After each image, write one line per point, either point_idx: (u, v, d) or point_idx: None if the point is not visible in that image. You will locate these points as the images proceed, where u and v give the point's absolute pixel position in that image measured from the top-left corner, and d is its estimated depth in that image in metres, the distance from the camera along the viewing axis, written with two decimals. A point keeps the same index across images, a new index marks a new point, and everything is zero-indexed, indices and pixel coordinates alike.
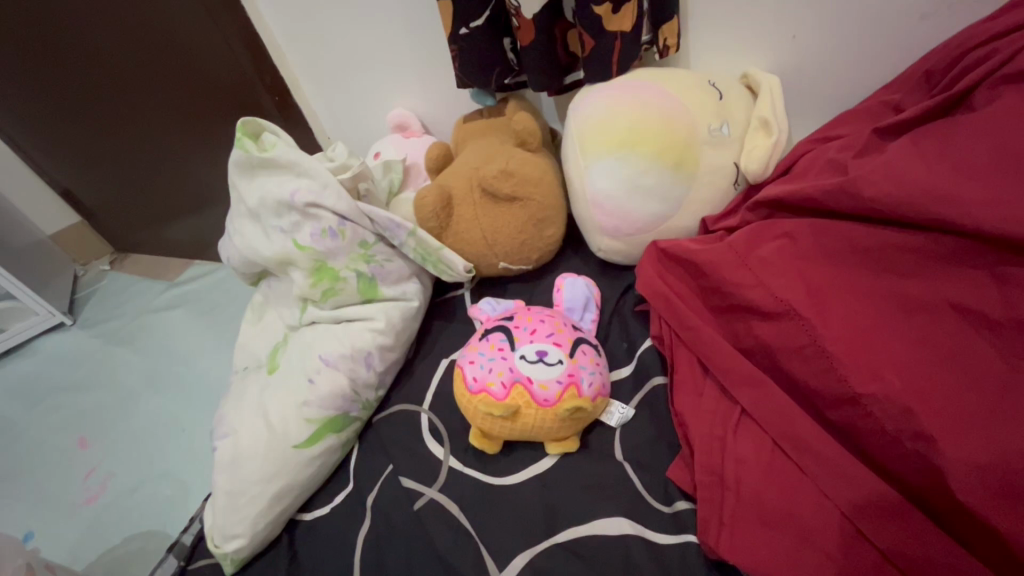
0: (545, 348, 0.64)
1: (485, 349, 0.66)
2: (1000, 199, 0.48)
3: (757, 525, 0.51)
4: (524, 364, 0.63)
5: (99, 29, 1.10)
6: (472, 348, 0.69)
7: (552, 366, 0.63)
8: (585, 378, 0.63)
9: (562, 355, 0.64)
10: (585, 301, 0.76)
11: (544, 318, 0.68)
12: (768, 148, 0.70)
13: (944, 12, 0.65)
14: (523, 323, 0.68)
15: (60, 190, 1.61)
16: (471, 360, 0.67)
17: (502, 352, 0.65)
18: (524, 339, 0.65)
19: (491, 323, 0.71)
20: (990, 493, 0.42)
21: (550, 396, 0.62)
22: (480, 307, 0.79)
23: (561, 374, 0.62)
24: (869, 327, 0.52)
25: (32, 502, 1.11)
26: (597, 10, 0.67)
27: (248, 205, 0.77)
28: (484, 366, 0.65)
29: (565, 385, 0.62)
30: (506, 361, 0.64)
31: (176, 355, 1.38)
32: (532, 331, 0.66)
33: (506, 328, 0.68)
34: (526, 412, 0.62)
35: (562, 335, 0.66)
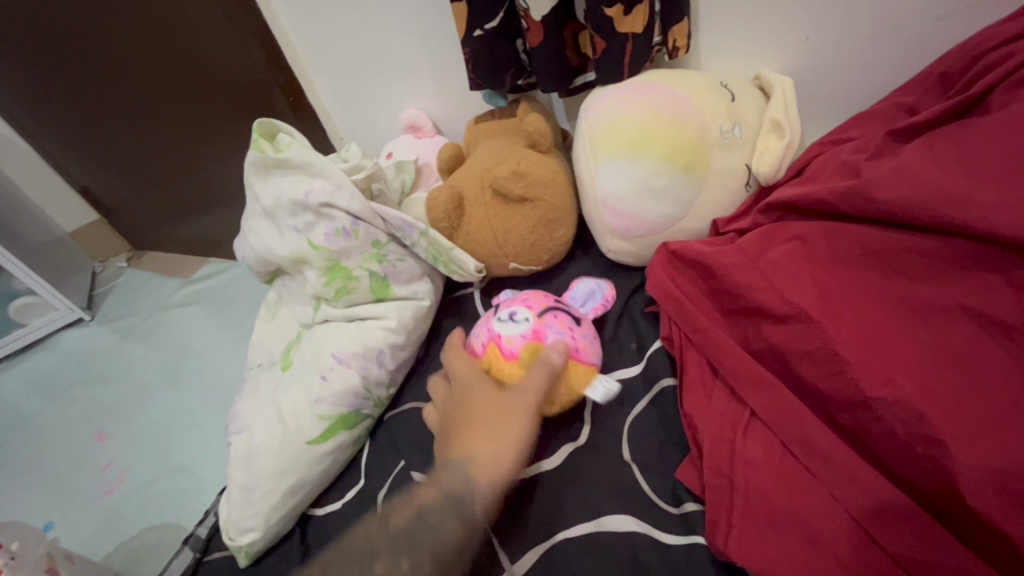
0: (516, 309, 0.69)
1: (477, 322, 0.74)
2: (1013, 203, 0.47)
3: (765, 527, 0.51)
4: (496, 324, 0.69)
5: (121, 32, 1.13)
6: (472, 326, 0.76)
7: (518, 323, 0.67)
8: (552, 335, 0.66)
9: (530, 314, 0.68)
10: (589, 294, 0.77)
11: (530, 291, 0.74)
12: (781, 150, 0.70)
13: (960, 12, 0.65)
14: (512, 296, 0.75)
15: (79, 187, 1.65)
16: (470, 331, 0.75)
17: (487, 318, 0.72)
18: (504, 305, 0.72)
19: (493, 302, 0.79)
20: (1000, 500, 0.42)
21: (515, 350, 0.66)
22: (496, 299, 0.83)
23: (525, 330, 0.67)
24: (881, 330, 0.51)
25: (54, 493, 1.15)
26: (609, 12, 0.67)
27: (263, 204, 0.78)
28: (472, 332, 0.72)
29: (528, 339, 0.66)
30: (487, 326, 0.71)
31: (190, 351, 1.40)
32: (512, 299, 0.73)
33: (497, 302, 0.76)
34: (498, 368, 0.66)
35: (537, 300, 0.71)
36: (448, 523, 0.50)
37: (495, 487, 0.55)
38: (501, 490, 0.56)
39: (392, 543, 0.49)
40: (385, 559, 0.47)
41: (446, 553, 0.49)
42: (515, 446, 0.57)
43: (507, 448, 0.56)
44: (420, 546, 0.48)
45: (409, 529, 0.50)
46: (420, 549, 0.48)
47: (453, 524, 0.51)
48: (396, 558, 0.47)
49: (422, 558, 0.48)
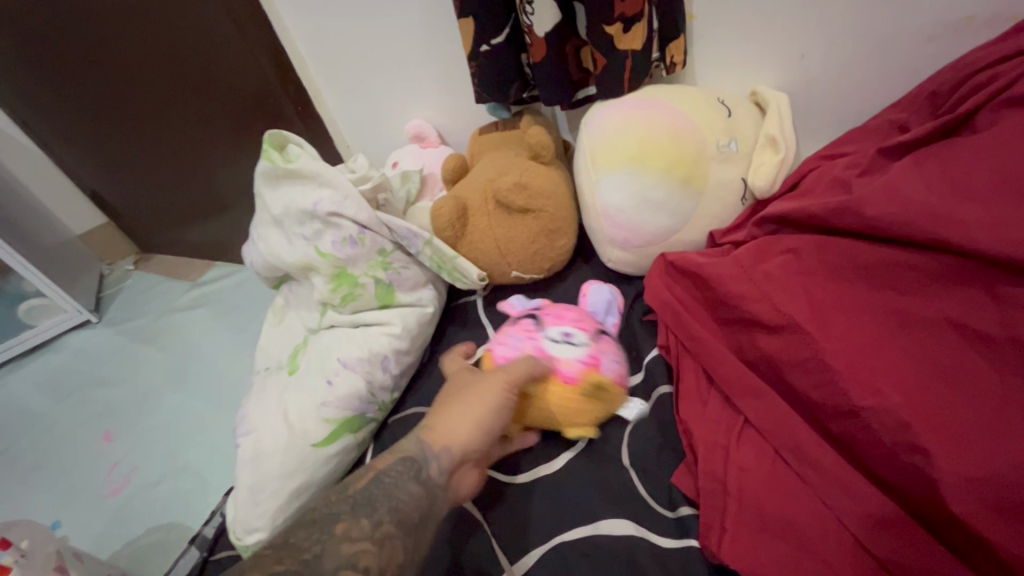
0: (570, 331, 0.68)
1: (514, 333, 0.71)
2: (996, 221, 0.49)
3: (757, 531, 0.52)
4: (550, 345, 0.67)
5: (134, 41, 1.16)
6: (501, 335, 0.72)
7: (576, 346, 0.66)
8: (608, 364, 0.66)
9: (586, 339, 0.67)
10: (609, 307, 0.78)
11: (570, 309, 0.73)
12: (776, 164, 0.72)
13: (951, 33, 0.67)
14: (552, 311, 0.73)
15: (89, 191, 1.68)
16: (501, 343, 0.71)
17: (531, 334, 0.69)
18: (553, 323, 0.70)
19: (520, 313, 0.76)
20: (981, 507, 0.44)
21: (574, 374, 0.64)
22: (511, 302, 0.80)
23: (584, 355, 0.65)
24: (870, 342, 0.53)
25: (62, 492, 1.17)
26: (609, 30, 0.70)
27: (273, 213, 0.81)
28: (514, 347, 0.69)
29: (588, 365, 0.64)
30: (533, 343, 0.68)
31: (196, 354, 1.43)
32: (559, 317, 0.71)
33: (536, 315, 0.73)
34: (548, 390, 0.64)
35: (586, 323, 0.70)
36: (404, 481, 0.53)
37: (451, 454, 0.57)
38: (461, 459, 0.58)
39: (353, 505, 0.50)
40: (348, 518, 0.48)
41: (406, 514, 0.51)
42: (474, 426, 0.59)
43: (469, 429, 0.59)
44: (377, 502, 0.51)
45: (367, 490, 0.52)
46: (378, 509, 0.50)
47: (410, 482, 0.54)
48: (357, 516, 0.49)
49: (381, 518, 0.49)
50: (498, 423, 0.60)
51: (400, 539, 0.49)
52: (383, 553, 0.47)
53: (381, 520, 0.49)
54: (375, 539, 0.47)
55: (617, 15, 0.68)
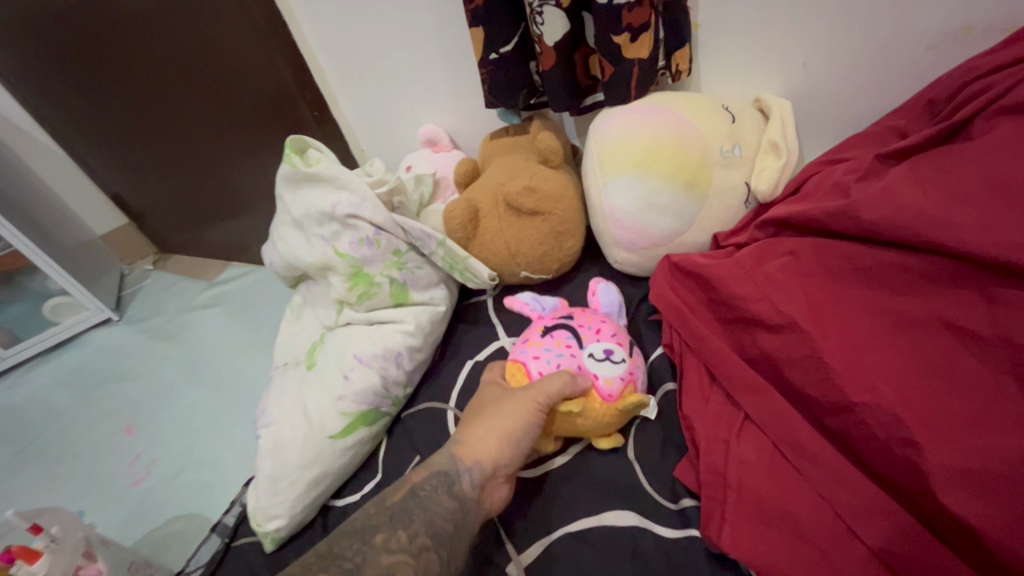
0: (611, 347, 0.69)
1: (551, 345, 0.70)
2: (987, 225, 0.51)
3: (755, 521, 0.55)
4: (591, 362, 0.67)
5: (158, 48, 1.21)
6: (533, 345, 0.71)
7: (618, 364, 0.67)
8: (640, 379, 0.69)
9: (625, 355, 0.69)
10: (620, 308, 0.81)
11: (603, 320, 0.74)
12: (778, 169, 0.74)
13: (951, 42, 0.69)
14: (585, 322, 0.73)
15: (110, 193, 1.73)
16: (536, 355, 0.69)
17: (571, 348, 0.69)
18: (591, 338, 0.70)
19: (551, 320, 0.75)
20: (968, 497, 0.46)
21: (616, 393, 0.66)
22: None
23: (625, 373, 0.67)
24: (865, 340, 0.55)
25: (86, 483, 1.22)
26: (617, 40, 0.72)
27: (293, 214, 0.84)
28: (552, 361, 0.68)
29: (627, 383, 0.67)
30: (574, 358, 0.68)
31: (213, 351, 1.47)
32: (597, 331, 0.71)
33: (570, 326, 0.72)
34: (590, 408, 0.65)
35: (622, 336, 0.72)
36: (438, 495, 0.57)
37: (482, 468, 0.59)
38: (492, 472, 0.60)
39: (390, 517, 0.54)
40: (386, 530, 0.52)
41: (440, 526, 0.54)
42: (505, 443, 0.61)
43: (501, 446, 0.61)
44: (413, 515, 0.54)
45: (403, 503, 0.56)
46: (414, 521, 0.53)
47: (444, 495, 0.57)
48: (395, 528, 0.52)
49: (416, 530, 0.53)
50: (529, 439, 0.62)
51: (435, 551, 0.52)
52: (420, 564, 0.50)
53: (416, 532, 0.52)
54: (412, 551, 0.50)
55: (624, 25, 0.71)
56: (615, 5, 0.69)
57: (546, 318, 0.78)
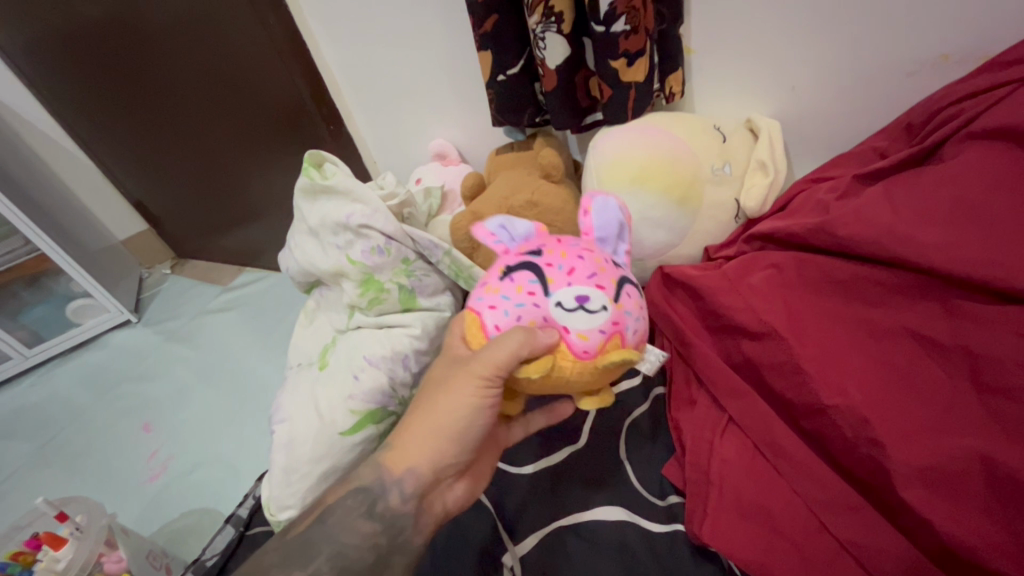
0: (586, 292, 0.55)
1: (510, 291, 0.56)
2: (950, 243, 0.55)
3: (735, 516, 0.59)
4: (560, 312, 0.54)
5: (185, 65, 1.28)
6: (491, 291, 0.58)
7: (595, 313, 0.54)
8: (630, 324, 0.56)
9: (605, 300, 0.55)
10: (617, 229, 0.64)
11: (581, 254, 0.58)
12: (766, 186, 0.79)
13: (928, 70, 0.73)
14: (555, 259, 0.58)
15: (133, 200, 1.81)
16: (492, 304, 0.57)
17: (534, 296, 0.55)
18: (560, 281, 0.56)
19: (514, 257, 0.60)
20: (925, 492, 0.50)
21: (591, 349, 0.54)
22: (492, 232, 0.65)
23: (605, 323, 0.54)
24: (839, 348, 0.60)
25: (104, 478, 1.28)
26: (614, 64, 0.78)
27: (310, 224, 0.90)
28: (511, 313, 0.56)
29: (609, 335, 0.55)
30: (539, 308, 0.55)
31: (227, 354, 1.53)
32: (569, 271, 0.56)
33: (534, 265, 0.57)
34: (560, 369, 0.55)
35: (604, 275, 0.57)
36: (351, 519, 0.59)
37: (409, 479, 0.60)
38: (426, 478, 0.60)
39: (288, 555, 0.58)
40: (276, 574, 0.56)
41: (352, 554, 0.58)
42: (432, 449, 0.60)
43: (430, 449, 0.60)
44: (317, 549, 0.58)
45: (308, 535, 0.59)
46: (316, 557, 0.58)
47: (363, 517, 0.60)
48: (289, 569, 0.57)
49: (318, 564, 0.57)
50: (472, 428, 0.59)
51: None
52: None
53: (318, 569, 0.57)
54: None
55: (622, 51, 0.76)
56: (612, 34, 0.74)
57: (513, 251, 0.63)
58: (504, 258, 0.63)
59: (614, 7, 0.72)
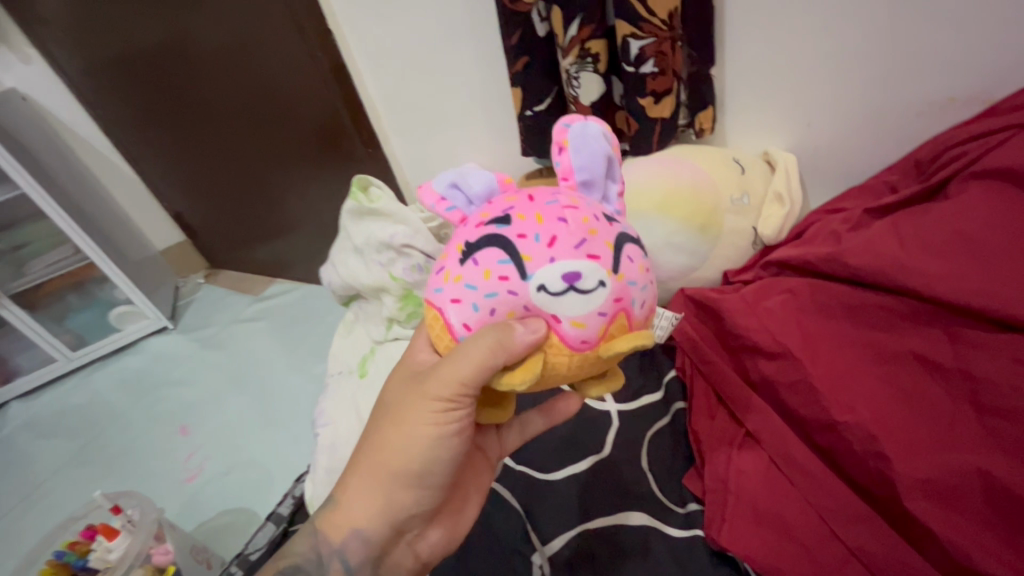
0: (574, 269, 0.42)
1: (475, 278, 0.44)
2: (953, 274, 0.60)
3: (750, 522, 0.64)
4: (543, 298, 0.43)
5: (233, 89, 1.38)
6: (451, 279, 0.46)
7: (590, 294, 0.43)
8: (636, 297, 0.45)
9: (603, 274, 0.43)
10: (604, 164, 0.50)
11: (561, 215, 0.44)
12: (782, 217, 0.86)
13: (937, 110, 0.78)
14: (529, 228, 0.44)
15: (173, 213, 1.91)
16: (455, 297, 0.45)
17: (507, 282, 0.43)
18: (540, 258, 0.43)
19: (475, 229, 0.47)
20: (929, 504, 0.55)
21: (589, 340, 0.43)
22: (444, 197, 0.53)
23: (605, 304, 0.43)
24: (850, 369, 0.64)
25: (146, 476, 1.36)
26: (642, 101, 0.84)
27: (355, 242, 0.97)
28: (480, 307, 0.44)
29: (611, 317, 0.43)
30: (517, 298, 0.43)
31: (260, 361, 1.60)
32: (549, 242, 0.43)
33: (502, 240, 0.44)
34: (555, 367, 0.44)
35: (596, 240, 0.44)
36: None
37: (352, 538, 0.58)
38: (374, 535, 0.58)
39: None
40: None
41: None
42: (377, 500, 0.57)
43: (375, 499, 0.57)
44: None
45: None
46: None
47: None
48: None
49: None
50: (427, 469, 0.55)
51: None
52: None
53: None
54: None
55: (648, 90, 0.83)
56: (641, 74, 0.81)
57: (473, 219, 0.49)
58: (462, 229, 0.49)
59: (643, 51, 0.79)
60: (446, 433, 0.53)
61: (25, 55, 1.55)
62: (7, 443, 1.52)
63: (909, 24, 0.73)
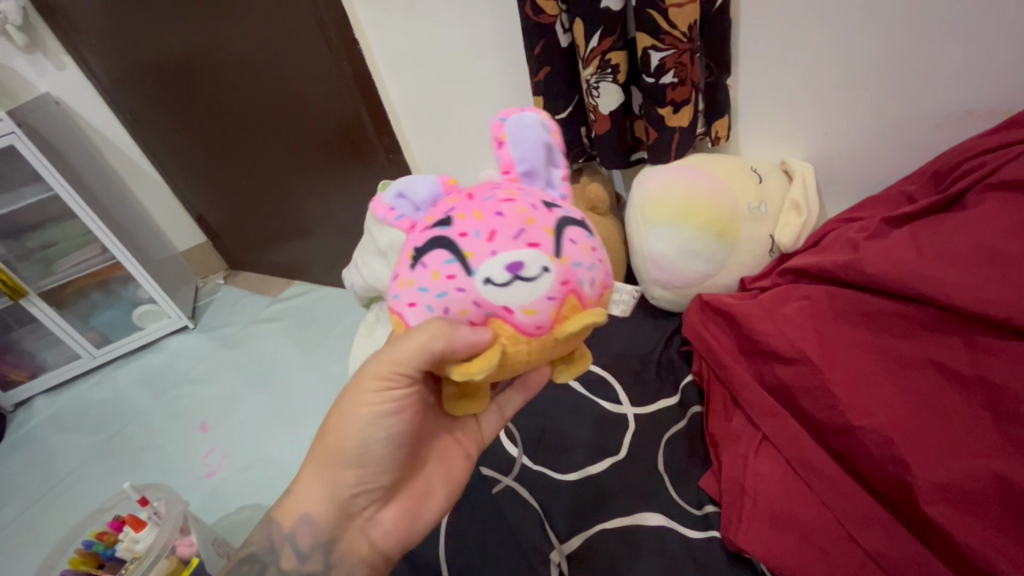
0: (516, 259, 0.44)
1: (425, 281, 0.46)
2: (969, 283, 0.61)
3: (767, 524, 0.65)
4: (491, 291, 0.44)
5: (256, 93, 1.42)
6: (405, 285, 0.48)
7: (535, 280, 0.44)
8: (583, 277, 0.46)
9: (546, 261, 0.45)
10: (543, 153, 0.53)
11: (499, 209, 0.46)
12: (799, 226, 0.86)
13: (952, 123, 0.80)
14: (469, 225, 0.46)
15: (194, 215, 1.96)
16: (411, 301, 0.47)
17: (455, 280, 0.45)
18: (481, 253, 0.45)
19: (421, 234, 0.49)
20: (947, 508, 0.56)
21: (541, 323, 0.45)
22: (392, 206, 0.54)
23: (553, 288, 0.45)
24: (867, 375, 0.66)
25: (166, 471, 1.39)
26: (661, 111, 0.86)
27: (379, 244, 1.00)
28: (435, 307, 0.46)
29: (561, 300, 0.45)
30: (465, 295, 0.45)
31: (279, 361, 1.63)
32: (488, 238, 0.45)
33: (445, 241, 0.46)
34: (513, 353, 0.46)
35: (535, 228, 0.46)
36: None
37: (303, 521, 0.62)
38: (324, 517, 0.61)
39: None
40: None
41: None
42: (325, 482, 0.60)
43: (322, 481, 0.60)
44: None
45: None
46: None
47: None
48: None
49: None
50: (370, 451, 0.57)
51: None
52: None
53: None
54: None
55: (668, 100, 0.85)
56: (660, 85, 0.83)
57: (421, 225, 0.51)
58: (412, 237, 0.51)
59: (663, 62, 0.81)
60: (386, 415, 0.55)
61: (59, 61, 1.61)
62: (33, 437, 1.57)
63: (926, 39, 0.75)
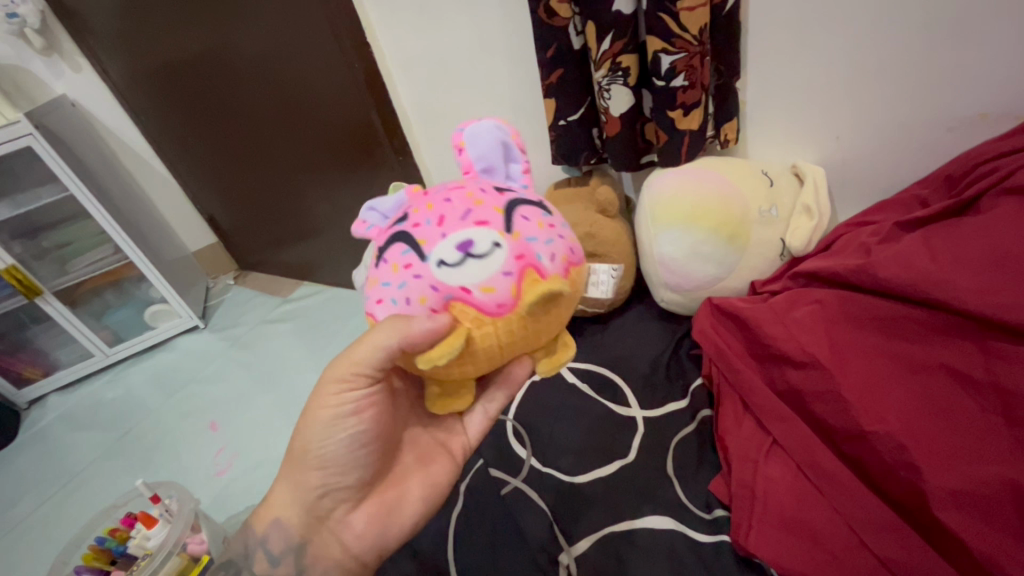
0: (465, 237, 0.45)
1: (387, 276, 0.48)
2: (983, 288, 0.61)
3: (778, 528, 0.65)
4: (445, 272, 0.45)
5: (267, 96, 1.43)
6: (372, 284, 0.50)
7: (487, 256, 0.44)
8: (540, 251, 0.46)
9: (496, 236, 0.45)
10: (499, 151, 0.54)
11: (447, 197, 0.48)
12: (811, 229, 0.85)
13: (967, 126, 0.79)
14: (422, 216, 0.48)
15: (206, 215, 1.98)
16: (378, 298, 0.49)
17: (411, 268, 0.46)
18: (433, 238, 0.46)
19: (383, 236, 0.51)
20: (959, 514, 0.56)
21: (501, 300, 0.44)
22: (360, 219, 0.55)
23: (507, 262, 0.44)
24: (880, 380, 0.65)
25: (177, 470, 1.40)
26: (671, 114, 0.86)
27: None
28: (397, 299, 0.47)
29: (517, 274, 0.45)
30: (422, 280, 0.46)
31: (288, 361, 1.65)
32: (438, 223, 0.46)
33: (401, 234, 0.48)
34: (480, 336, 0.46)
35: (483, 208, 0.47)
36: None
37: (272, 524, 0.63)
38: (293, 520, 0.62)
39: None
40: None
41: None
42: (292, 485, 0.61)
43: (289, 485, 0.62)
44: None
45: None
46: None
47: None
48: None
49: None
50: (332, 451, 0.58)
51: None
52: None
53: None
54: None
55: (679, 103, 0.85)
56: (671, 87, 0.83)
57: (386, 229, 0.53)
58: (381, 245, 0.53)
59: (674, 66, 0.81)
60: (347, 415, 0.56)
61: (76, 64, 1.63)
62: (46, 434, 1.59)
63: (940, 43, 0.75)
